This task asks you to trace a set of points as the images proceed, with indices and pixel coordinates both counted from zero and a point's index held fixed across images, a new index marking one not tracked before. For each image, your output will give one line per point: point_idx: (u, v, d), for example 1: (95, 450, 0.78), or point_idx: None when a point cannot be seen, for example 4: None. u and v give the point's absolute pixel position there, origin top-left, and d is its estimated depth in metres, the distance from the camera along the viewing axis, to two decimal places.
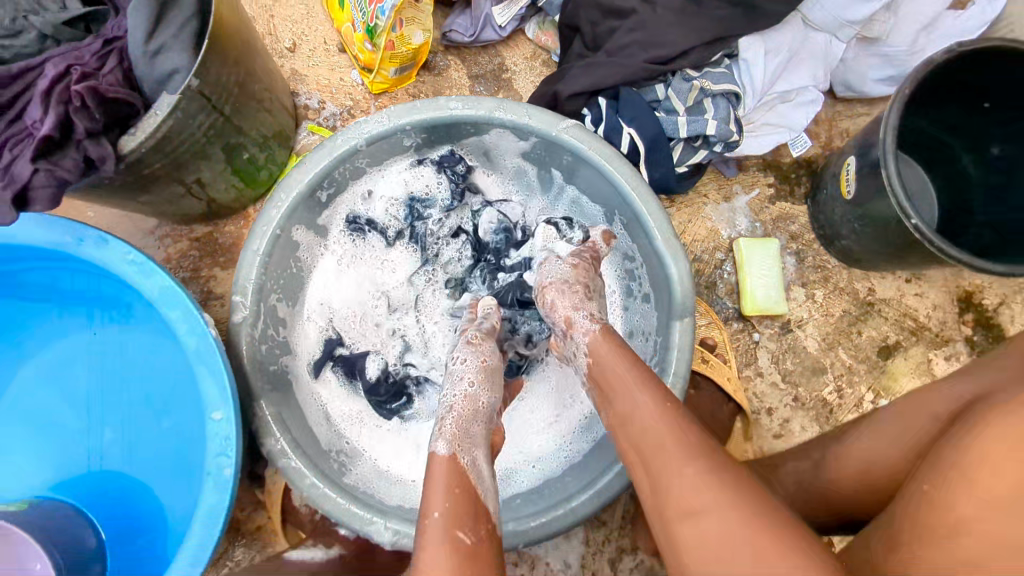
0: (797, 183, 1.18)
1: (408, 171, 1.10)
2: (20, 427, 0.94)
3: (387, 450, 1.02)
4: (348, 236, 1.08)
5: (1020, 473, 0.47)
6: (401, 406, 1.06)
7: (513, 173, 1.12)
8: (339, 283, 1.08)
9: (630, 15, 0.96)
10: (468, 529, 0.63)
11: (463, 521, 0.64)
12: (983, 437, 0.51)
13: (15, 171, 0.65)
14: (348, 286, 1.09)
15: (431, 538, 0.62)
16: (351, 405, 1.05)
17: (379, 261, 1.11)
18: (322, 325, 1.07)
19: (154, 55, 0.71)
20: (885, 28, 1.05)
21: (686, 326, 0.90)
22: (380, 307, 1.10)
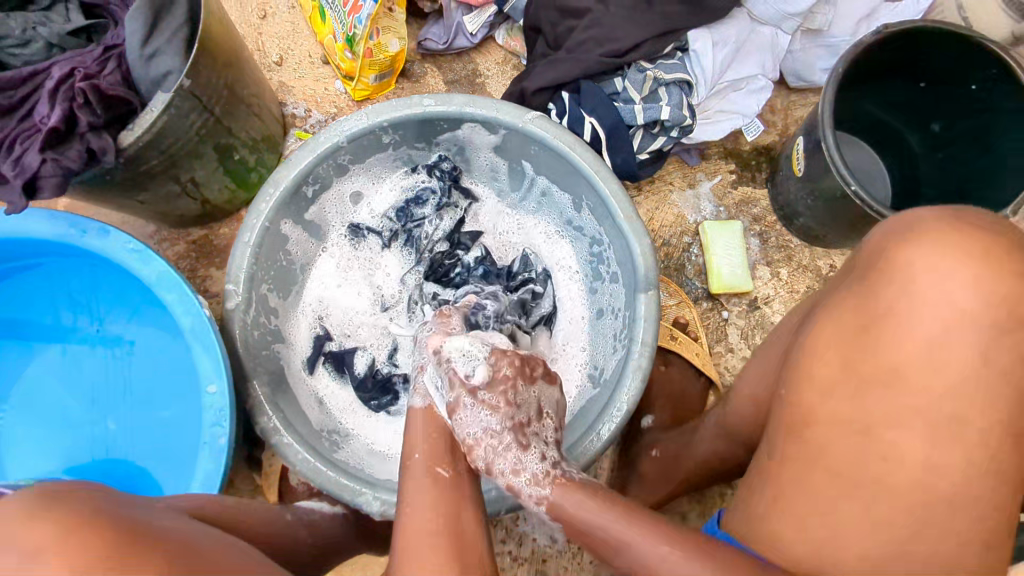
0: (758, 169, 1.24)
1: (394, 173, 1.17)
2: (29, 418, 1.00)
3: (379, 435, 1.06)
4: (347, 239, 1.17)
5: (882, 358, 0.57)
6: (389, 401, 1.09)
7: (488, 173, 1.19)
8: (336, 280, 1.15)
9: (586, 14, 1.05)
10: (446, 464, 0.70)
11: (442, 458, 0.71)
12: (818, 349, 0.62)
13: (26, 162, 0.72)
14: (340, 287, 1.15)
15: (412, 472, 0.69)
16: (344, 395, 1.09)
17: (370, 264, 1.17)
18: (314, 322, 1.12)
19: (149, 58, 0.79)
20: (826, 20, 1.13)
21: (651, 298, 0.95)
22: (373, 306, 1.15)
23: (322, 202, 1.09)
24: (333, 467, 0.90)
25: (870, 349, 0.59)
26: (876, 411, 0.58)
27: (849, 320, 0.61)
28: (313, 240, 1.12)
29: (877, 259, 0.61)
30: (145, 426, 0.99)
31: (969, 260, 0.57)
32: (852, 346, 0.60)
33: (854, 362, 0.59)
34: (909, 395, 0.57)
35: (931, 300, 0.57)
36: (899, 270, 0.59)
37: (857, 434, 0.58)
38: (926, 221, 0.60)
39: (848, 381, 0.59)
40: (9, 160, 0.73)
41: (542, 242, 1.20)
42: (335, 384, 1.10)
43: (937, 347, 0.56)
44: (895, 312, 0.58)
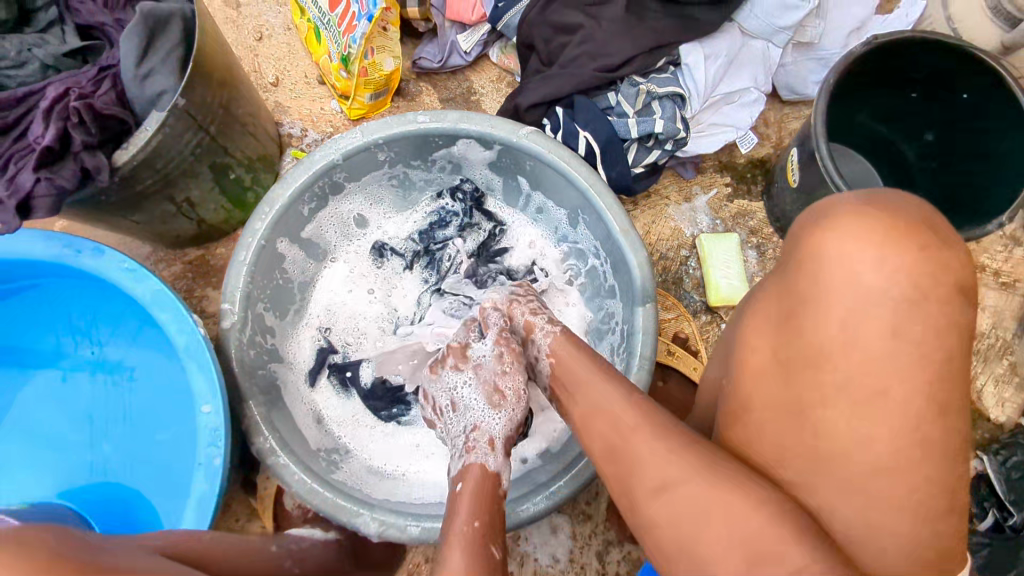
0: (753, 182, 1.25)
1: (398, 191, 1.18)
2: (22, 442, 0.98)
3: (384, 450, 1.04)
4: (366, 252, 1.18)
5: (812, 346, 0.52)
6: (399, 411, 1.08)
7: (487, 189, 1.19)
8: (345, 290, 1.15)
9: (578, 30, 1.06)
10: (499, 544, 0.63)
11: (495, 535, 0.63)
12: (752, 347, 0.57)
13: (19, 182, 0.72)
14: (352, 298, 1.15)
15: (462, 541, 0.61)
16: (348, 408, 1.08)
17: (383, 279, 1.17)
18: (317, 338, 1.11)
19: (143, 77, 0.80)
20: (817, 33, 1.14)
21: (649, 311, 0.94)
22: (384, 320, 1.15)
23: (320, 220, 1.09)
24: (329, 488, 0.88)
25: (795, 336, 0.54)
26: (805, 395, 0.53)
27: (773, 311, 0.57)
28: (310, 259, 1.12)
29: (794, 248, 0.57)
30: (141, 448, 0.98)
31: (877, 238, 0.52)
32: (778, 336, 0.56)
33: (780, 350, 0.55)
34: (834, 377, 0.52)
35: (843, 282, 0.52)
36: (808, 258, 0.54)
37: (792, 416, 0.54)
38: (838, 204, 0.55)
39: (778, 369, 0.55)
40: (3, 180, 0.73)
41: (549, 258, 1.18)
42: (340, 400, 1.08)
43: (858, 327, 0.52)
44: (811, 298, 0.54)
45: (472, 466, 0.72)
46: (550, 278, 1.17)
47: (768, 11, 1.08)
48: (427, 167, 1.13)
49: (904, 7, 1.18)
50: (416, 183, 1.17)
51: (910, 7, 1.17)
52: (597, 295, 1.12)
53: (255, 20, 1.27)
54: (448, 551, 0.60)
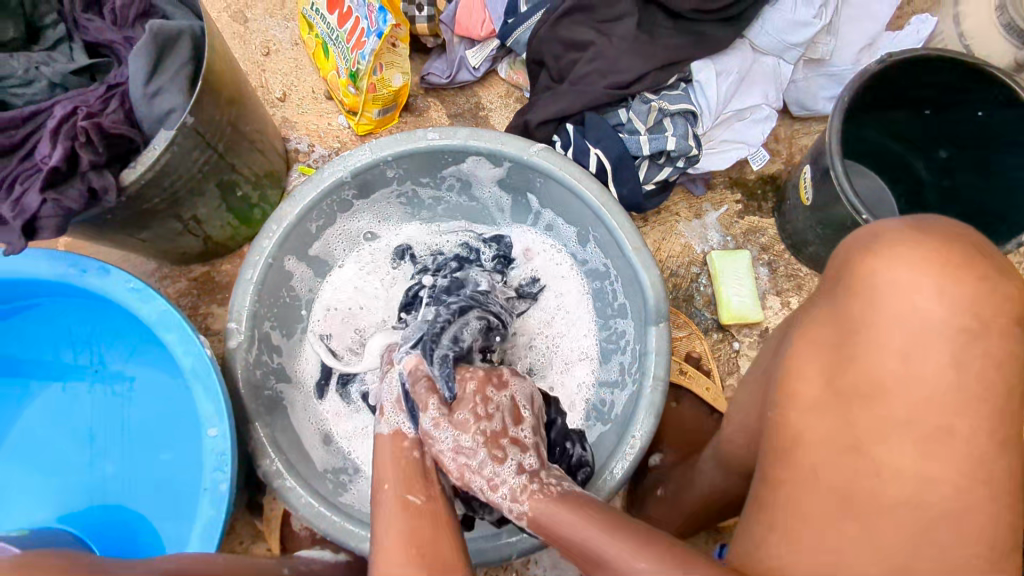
0: (764, 199, 1.23)
1: (408, 207, 1.16)
2: (23, 462, 0.97)
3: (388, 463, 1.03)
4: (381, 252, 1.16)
5: (877, 371, 0.54)
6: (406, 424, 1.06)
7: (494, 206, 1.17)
8: (354, 290, 1.13)
9: (589, 46, 1.05)
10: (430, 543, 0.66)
11: (429, 530, 0.68)
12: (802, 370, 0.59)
13: (25, 202, 0.71)
14: (361, 296, 1.13)
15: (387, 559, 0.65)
16: (352, 422, 1.05)
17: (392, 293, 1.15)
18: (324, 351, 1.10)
19: (151, 96, 0.79)
20: (828, 49, 1.13)
21: (662, 331, 0.93)
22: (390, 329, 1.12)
23: (327, 237, 1.08)
24: (336, 512, 0.87)
25: (848, 362, 0.56)
26: (861, 427, 0.55)
27: (825, 338, 0.58)
28: (316, 275, 1.10)
29: (843, 276, 0.59)
30: (145, 470, 0.96)
31: (934, 269, 0.54)
32: (830, 362, 0.57)
33: (833, 378, 0.57)
34: (892, 410, 0.53)
35: (901, 312, 0.54)
36: (862, 287, 0.56)
37: (846, 452, 0.55)
38: (884, 233, 0.58)
39: (831, 398, 0.57)
40: (8, 201, 0.71)
41: (558, 273, 1.16)
42: (345, 418, 1.05)
43: (915, 360, 0.53)
44: (866, 327, 0.55)
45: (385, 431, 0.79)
46: (557, 293, 1.15)
47: (780, 27, 1.07)
48: (436, 184, 1.12)
49: (914, 24, 1.17)
50: (426, 198, 1.15)
51: (921, 24, 1.17)
52: (608, 315, 1.10)
53: (262, 35, 1.26)
54: (377, 524, 0.68)
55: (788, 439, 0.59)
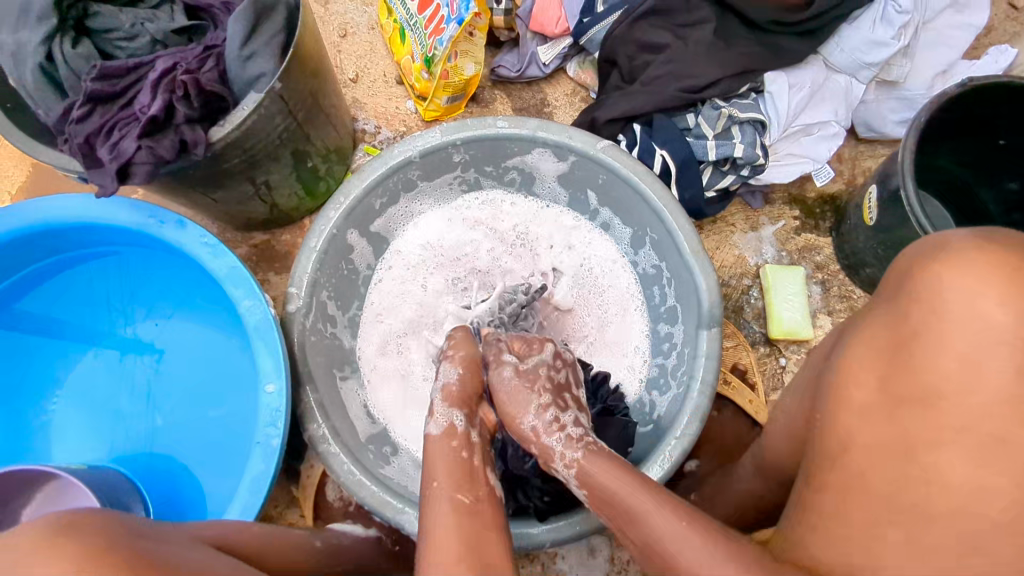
0: (822, 218, 1.23)
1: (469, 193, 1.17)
2: (84, 405, 1.00)
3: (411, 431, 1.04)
4: (477, 202, 1.17)
5: (929, 377, 0.52)
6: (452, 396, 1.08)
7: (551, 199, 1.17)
8: (447, 230, 1.16)
9: (664, 49, 1.05)
10: (467, 492, 0.66)
11: (464, 489, 0.66)
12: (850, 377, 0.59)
13: (122, 147, 0.74)
14: (448, 239, 1.16)
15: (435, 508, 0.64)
16: (397, 377, 1.08)
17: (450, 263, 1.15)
18: (376, 314, 1.11)
19: (246, 59, 0.82)
20: (903, 72, 1.12)
21: (714, 335, 0.93)
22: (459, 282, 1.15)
23: (388, 213, 1.09)
24: (377, 483, 0.88)
25: (905, 368, 0.54)
26: (915, 433, 0.53)
27: (880, 344, 0.57)
28: (375, 252, 1.12)
29: (906, 284, 0.56)
30: (197, 423, 0.99)
31: (998, 279, 0.51)
32: (887, 369, 0.56)
33: (890, 384, 0.55)
34: (951, 421, 0.51)
35: (962, 319, 0.51)
36: (924, 294, 0.54)
37: (900, 459, 0.53)
38: (950, 240, 0.56)
39: (884, 403, 0.55)
40: (107, 144, 0.74)
41: (610, 268, 1.15)
42: (390, 382, 1.07)
43: (975, 368, 0.50)
44: (924, 333, 0.53)
45: (444, 430, 0.72)
46: (607, 289, 1.14)
47: (857, 45, 1.07)
48: (501, 172, 1.13)
49: (993, 54, 1.16)
50: (491, 186, 1.17)
51: (1000, 55, 1.16)
52: (657, 320, 1.09)
53: (341, 18, 1.30)
54: (427, 524, 0.63)
55: (836, 439, 0.59)
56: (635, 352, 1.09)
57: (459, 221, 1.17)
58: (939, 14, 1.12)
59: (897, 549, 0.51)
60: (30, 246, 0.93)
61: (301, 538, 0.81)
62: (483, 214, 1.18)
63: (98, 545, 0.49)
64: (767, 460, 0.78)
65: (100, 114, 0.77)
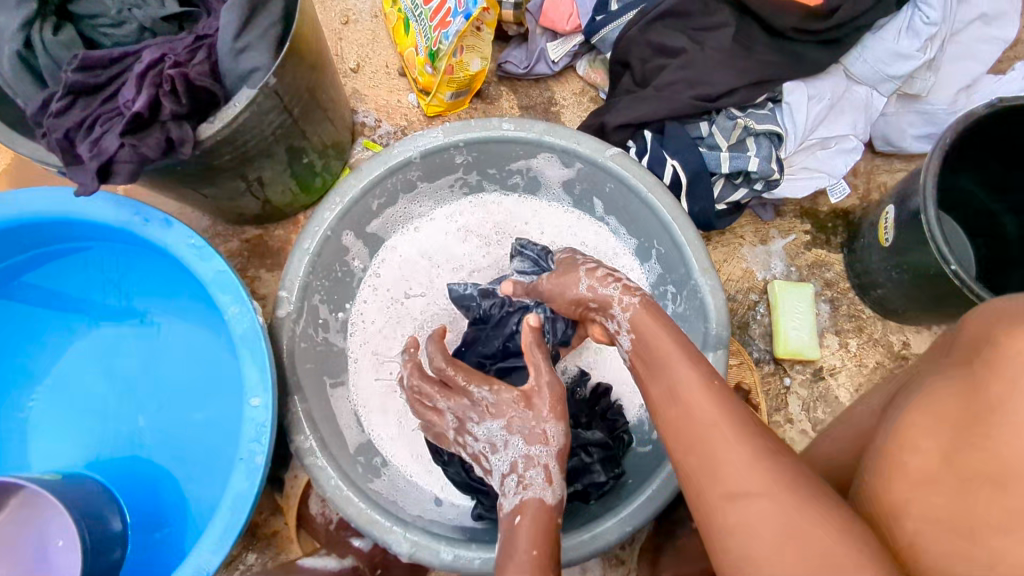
0: (834, 232, 1.19)
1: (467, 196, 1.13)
2: (62, 404, 0.97)
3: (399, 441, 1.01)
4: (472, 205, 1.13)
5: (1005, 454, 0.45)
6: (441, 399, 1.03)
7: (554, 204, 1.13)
8: (439, 233, 1.11)
9: (680, 53, 1.00)
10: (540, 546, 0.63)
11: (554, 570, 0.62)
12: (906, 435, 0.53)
13: (103, 144, 0.69)
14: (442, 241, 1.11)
15: None
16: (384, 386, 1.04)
17: (446, 269, 1.10)
18: (369, 320, 1.06)
19: (239, 51, 0.77)
20: (926, 86, 1.08)
21: (720, 358, 0.90)
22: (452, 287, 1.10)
23: (386, 214, 1.05)
24: (367, 499, 0.85)
25: (974, 442, 0.47)
26: (982, 513, 0.46)
27: (951, 410, 0.50)
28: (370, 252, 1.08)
29: (983, 343, 0.50)
30: (176, 429, 0.95)
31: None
32: (953, 440, 0.49)
33: (953, 455, 0.49)
34: (1015, 504, 0.44)
35: None
36: (999, 359, 0.47)
37: (959, 539, 0.46)
38: None
39: (942, 466, 0.49)
40: (88, 140, 0.70)
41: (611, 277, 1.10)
42: (377, 392, 1.03)
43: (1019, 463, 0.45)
44: (999, 408, 0.46)
45: (531, 499, 0.68)
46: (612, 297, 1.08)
47: (880, 57, 1.03)
48: (503, 177, 1.09)
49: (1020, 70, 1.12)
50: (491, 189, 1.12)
51: None
52: None
53: (343, 4, 1.25)
54: None
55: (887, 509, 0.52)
56: None
57: (456, 225, 1.12)
58: (968, 25, 1.07)
59: None
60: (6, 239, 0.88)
61: None
62: (477, 215, 1.12)
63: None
64: None
65: (82, 107, 0.72)
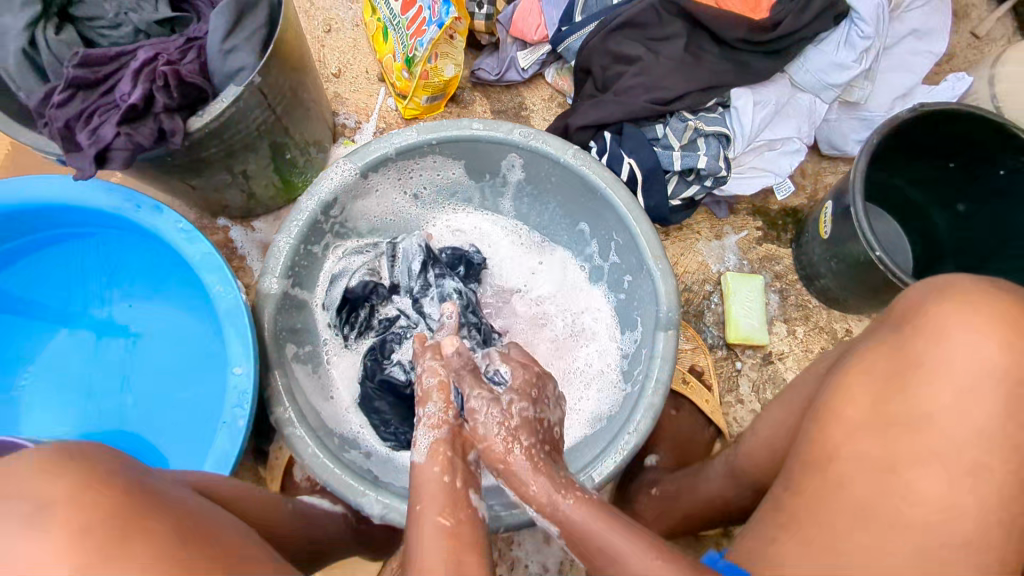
0: (783, 229, 1.28)
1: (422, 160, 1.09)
2: (61, 372, 1.05)
3: (326, 410, 1.02)
4: (425, 174, 1.14)
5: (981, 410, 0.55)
6: (380, 362, 1.09)
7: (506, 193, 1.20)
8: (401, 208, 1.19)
9: (636, 61, 1.10)
10: (448, 512, 0.63)
11: (444, 507, 0.63)
12: (850, 381, 0.64)
13: (100, 133, 0.77)
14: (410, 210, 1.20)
15: (423, 529, 0.61)
16: (349, 368, 1.11)
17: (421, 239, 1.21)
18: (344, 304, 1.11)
19: (227, 52, 0.84)
20: (864, 94, 1.17)
21: (670, 337, 0.96)
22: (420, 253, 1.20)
23: (358, 216, 1.13)
24: (340, 465, 0.87)
25: (900, 393, 0.59)
26: (902, 452, 0.57)
27: (881, 369, 0.61)
28: (336, 237, 1.11)
29: (911, 316, 0.62)
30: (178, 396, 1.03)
31: (1005, 321, 0.57)
32: (882, 390, 0.60)
33: (882, 404, 0.60)
34: (933, 441, 0.56)
35: (940, 363, 0.57)
36: (918, 324, 0.60)
37: (881, 472, 0.57)
38: (946, 289, 0.61)
39: (875, 422, 0.59)
40: (87, 130, 0.78)
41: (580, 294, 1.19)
42: (353, 389, 1.09)
43: (965, 398, 0.56)
44: (924, 364, 0.58)
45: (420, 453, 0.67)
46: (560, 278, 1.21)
47: (821, 67, 1.12)
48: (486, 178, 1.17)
49: (950, 81, 1.21)
50: (450, 164, 1.13)
51: (957, 82, 1.21)
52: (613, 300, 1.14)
53: (326, 13, 1.33)
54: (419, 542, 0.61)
55: (825, 451, 0.62)
56: (597, 337, 1.14)
57: (410, 190, 1.16)
58: (900, 40, 1.18)
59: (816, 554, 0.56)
60: (17, 222, 0.95)
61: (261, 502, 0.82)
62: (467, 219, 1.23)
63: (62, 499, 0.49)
64: (739, 463, 0.83)
65: (81, 100, 0.80)
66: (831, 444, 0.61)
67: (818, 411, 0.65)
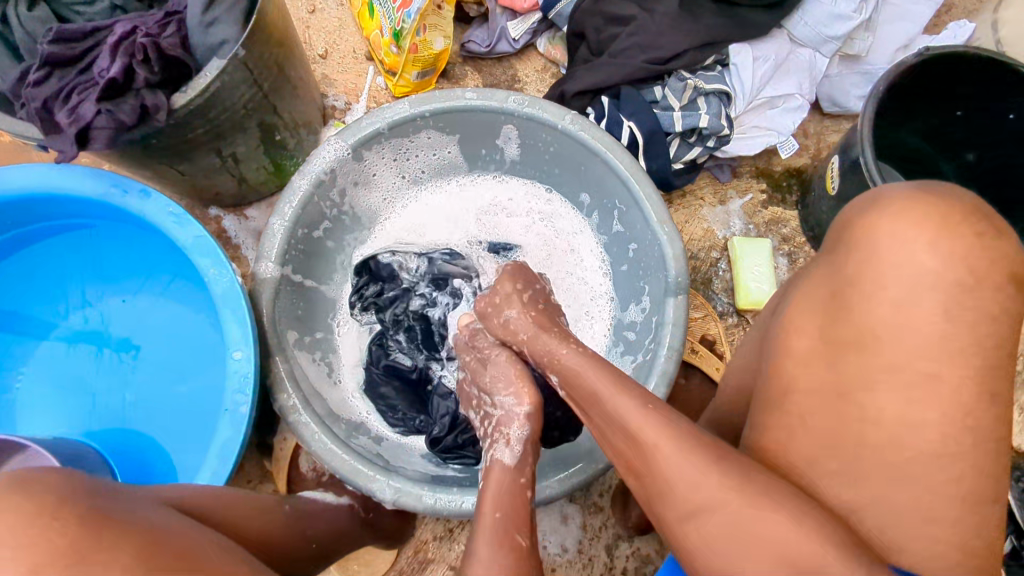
0: (788, 191, 1.25)
1: (416, 135, 1.04)
2: (55, 371, 1.02)
3: (335, 398, 0.98)
4: (420, 152, 1.09)
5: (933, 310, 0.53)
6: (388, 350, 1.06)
7: (504, 165, 1.14)
8: (397, 188, 1.13)
9: (630, 21, 1.08)
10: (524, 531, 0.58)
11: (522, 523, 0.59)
12: (794, 315, 0.62)
13: (81, 112, 0.75)
14: (407, 190, 1.15)
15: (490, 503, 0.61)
16: (351, 355, 1.06)
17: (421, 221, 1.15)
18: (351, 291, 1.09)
19: (208, 24, 0.81)
20: (866, 46, 1.14)
21: (680, 301, 0.91)
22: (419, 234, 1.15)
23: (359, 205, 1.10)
24: (348, 450, 0.84)
25: (843, 313, 0.57)
26: (853, 374, 0.55)
27: (817, 299, 0.60)
28: (335, 224, 1.05)
29: (842, 239, 0.60)
30: (178, 388, 1.00)
31: (933, 224, 0.54)
32: (825, 317, 0.59)
33: (830, 331, 0.58)
34: (875, 359, 0.54)
35: (896, 267, 0.55)
36: (858, 241, 0.58)
37: (836, 401, 0.56)
38: (884, 194, 0.59)
39: (825, 350, 0.58)
40: (66, 108, 0.75)
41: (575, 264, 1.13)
42: (358, 374, 1.05)
43: (915, 311, 0.54)
44: (861, 280, 0.56)
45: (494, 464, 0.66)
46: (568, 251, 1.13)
47: (820, 19, 1.08)
48: (482, 154, 1.12)
49: (951, 29, 1.19)
50: (445, 138, 1.07)
51: (958, 29, 1.18)
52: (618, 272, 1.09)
53: None
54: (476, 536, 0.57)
55: (778, 388, 0.60)
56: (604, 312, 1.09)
57: (404, 171, 1.11)
58: None
59: (856, 503, 0.53)
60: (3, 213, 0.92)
61: (267, 501, 0.78)
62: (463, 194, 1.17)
63: (51, 497, 0.47)
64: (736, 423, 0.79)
65: (57, 78, 0.78)
66: (784, 379, 0.60)
67: (776, 344, 0.62)
